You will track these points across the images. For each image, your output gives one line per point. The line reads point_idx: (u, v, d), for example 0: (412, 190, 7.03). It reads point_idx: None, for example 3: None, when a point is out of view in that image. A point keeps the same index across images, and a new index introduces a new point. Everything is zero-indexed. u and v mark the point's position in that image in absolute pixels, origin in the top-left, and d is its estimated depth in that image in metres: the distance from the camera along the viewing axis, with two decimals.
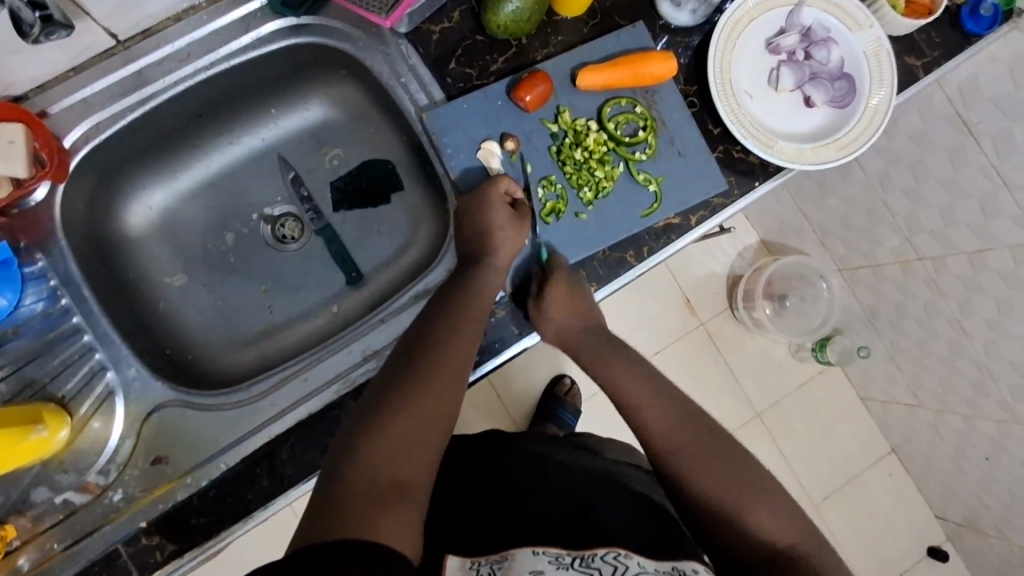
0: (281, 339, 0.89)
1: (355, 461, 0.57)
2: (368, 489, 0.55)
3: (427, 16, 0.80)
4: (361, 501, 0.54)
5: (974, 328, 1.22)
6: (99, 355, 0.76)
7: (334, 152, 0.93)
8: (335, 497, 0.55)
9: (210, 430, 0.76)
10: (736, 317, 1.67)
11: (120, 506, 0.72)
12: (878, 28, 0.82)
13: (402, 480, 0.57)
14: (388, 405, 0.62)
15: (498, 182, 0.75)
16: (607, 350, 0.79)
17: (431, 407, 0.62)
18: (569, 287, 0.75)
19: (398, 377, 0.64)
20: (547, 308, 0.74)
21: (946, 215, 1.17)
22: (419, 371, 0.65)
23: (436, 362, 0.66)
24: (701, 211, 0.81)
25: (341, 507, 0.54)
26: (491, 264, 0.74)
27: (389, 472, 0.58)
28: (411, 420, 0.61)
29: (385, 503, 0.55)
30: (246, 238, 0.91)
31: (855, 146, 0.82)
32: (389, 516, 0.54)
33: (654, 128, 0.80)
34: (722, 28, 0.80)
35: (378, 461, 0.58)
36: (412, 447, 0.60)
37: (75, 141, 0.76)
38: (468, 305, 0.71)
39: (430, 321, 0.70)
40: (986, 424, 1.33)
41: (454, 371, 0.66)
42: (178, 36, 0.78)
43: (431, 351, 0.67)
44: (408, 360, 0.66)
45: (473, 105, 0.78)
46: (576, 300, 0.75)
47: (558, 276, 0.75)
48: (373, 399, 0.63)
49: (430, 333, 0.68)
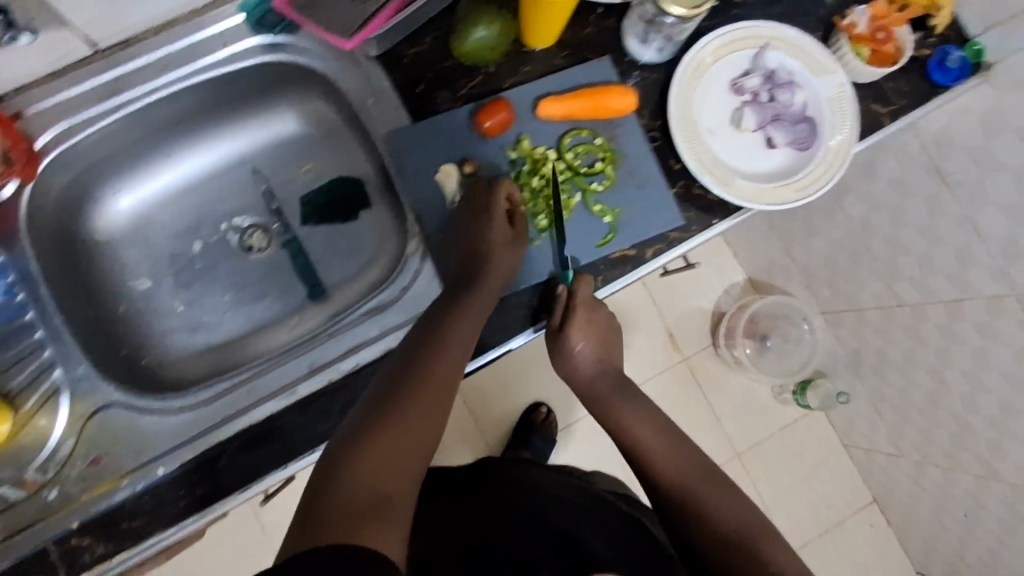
0: (239, 348, 0.90)
1: (343, 474, 0.57)
2: (356, 502, 0.55)
3: (399, 39, 0.82)
4: (355, 512, 0.54)
5: (953, 378, 1.21)
6: (50, 352, 0.77)
7: (311, 166, 0.94)
8: (320, 511, 0.54)
9: (152, 433, 0.76)
10: (718, 354, 1.66)
11: (55, 505, 0.72)
12: (842, 74, 0.83)
13: (386, 497, 0.57)
14: (377, 422, 0.61)
15: (496, 188, 0.76)
16: (617, 391, 0.81)
17: (417, 423, 0.63)
18: (592, 310, 0.77)
19: (388, 391, 0.65)
20: (568, 331, 0.76)
21: (924, 263, 1.16)
22: (407, 391, 0.65)
23: (425, 376, 0.66)
24: (659, 244, 0.80)
25: (330, 521, 0.53)
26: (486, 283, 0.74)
27: (372, 489, 0.57)
28: (399, 434, 0.61)
29: (373, 517, 0.54)
30: (214, 246, 0.93)
31: (814, 188, 0.82)
32: (382, 528, 0.53)
33: (610, 160, 0.80)
34: (685, 67, 0.82)
35: (365, 476, 0.57)
36: (399, 463, 0.60)
37: (47, 143, 0.78)
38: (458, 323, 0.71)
39: (420, 339, 0.70)
40: (966, 479, 1.30)
41: (439, 393, 0.66)
42: (156, 47, 0.81)
43: (419, 371, 0.67)
44: (398, 374, 0.67)
45: (436, 128, 0.79)
46: (594, 320, 0.77)
47: (580, 302, 0.76)
48: (365, 412, 0.63)
49: (424, 347, 0.69)
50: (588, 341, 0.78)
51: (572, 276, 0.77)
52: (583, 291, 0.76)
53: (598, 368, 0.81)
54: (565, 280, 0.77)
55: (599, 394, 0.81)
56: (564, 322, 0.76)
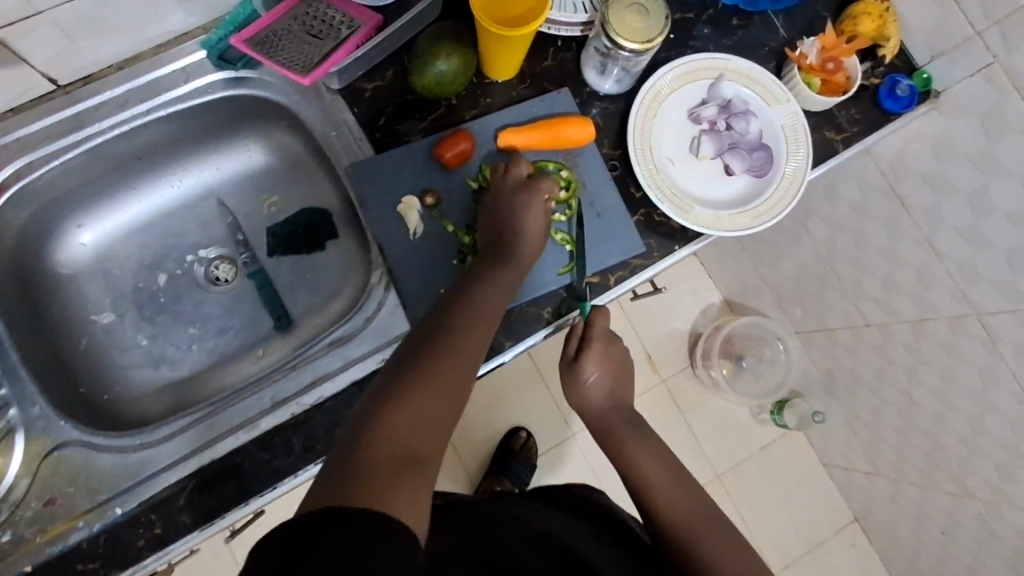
0: (203, 382, 0.89)
1: (386, 419, 0.54)
2: (393, 454, 0.51)
3: (360, 73, 0.83)
4: (395, 463, 0.51)
5: (922, 397, 1.22)
6: (5, 390, 0.75)
7: (273, 199, 0.95)
8: (357, 458, 0.50)
9: (109, 471, 0.74)
10: (695, 375, 1.67)
11: (7, 548, 0.70)
12: (794, 103, 0.85)
13: (424, 452, 0.53)
14: (414, 380, 0.57)
15: (542, 180, 0.76)
16: (630, 427, 0.80)
17: (461, 381, 0.60)
18: (608, 343, 0.80)
19: (432, 340, 0.62)
20: (582, 360, 0.78)
21: (887, 283, 1.18)
22: (447, 350, 0.61)
23: (467, 332, 0.63)
24: (620, 271, 0.82)
25: (363, 472, 0.49)
26: (515, 262, 0.73)
27: (412, 442, 0.54)
28: (443, 388, 0.58)
29: (410, 472, 0.51)
30: (179, 279, 0.92)
31: (771, 215, 0.83)
32: (416, 487, 0.50)
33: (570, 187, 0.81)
34: (642, 98, 0.84)
35: (407, 426, 0.54)
36: (438, 421, 0.56)
37: (6, 178, 0.78)
38: (491, 293, 0.69)
39: (459, 298, 0.67)
40: (942, 496, 1.31)
41: (475, 357, 0.62)
42: (118, 83, 0.81)
43: (459, 330, 0.63)
44: (440, 326, 0.64)
45: (398, 159, 0.80)
46: (609, 355, 0.80)
47: (596, 335, 0.79)
48: (409, 358, 0.60)
49: (461, 302, 0.66)
50: (602, 375, 0.79)
51: (589, 310, 0.80)
52: (599, 325, 0.79)
53: (612, 401, 0.80)
54: (582, 313, 0.79)
55: (609, 427, 0.80)
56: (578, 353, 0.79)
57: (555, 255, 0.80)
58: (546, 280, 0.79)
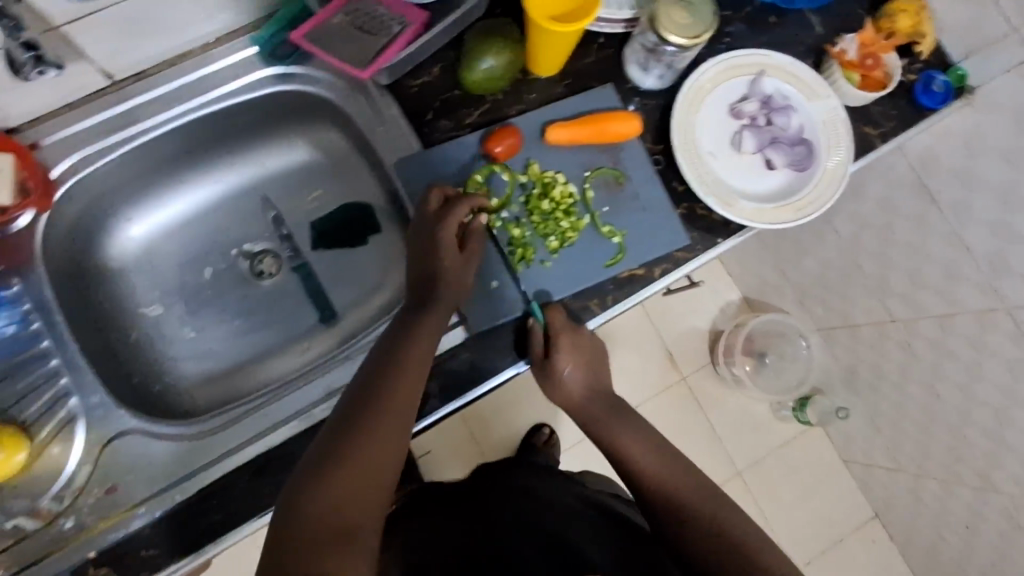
0: (249, 374, 0.90)
1: (313, 497, 0.56)
2: (322, 528, 0.54)
3: (407, 70, 0.84)
4: (323, 537, 0.53)
5: (947, 392, 1.23)
6: (65, 380, 0.77)
7: (315, 194, 0.96)
8: (289, 539, 0.53)
9: (168, 459, 0.76)
10: (716, 372, 1.68)
11: (70, 534, 0.72)
12: (834, 99, 0.87)
13: (353, 521, 0.56)
14: (345, 445, 0.60)
15: (456, 208, 0.74)
16: (610, 414, 0.79)
17: (387, 445, 0.62)
18: (574, 335, 0.77)
19: (358, 408, 0.64)
20: (552, 359, 0.76)
21: (914, 279, 1.19)
22: (374, 411, 0.63)
23: (390, 395, 0.65)
24: (665, 264, 0.83)
25: (295, 553, 0.52)
26: (443, 294, 0.74)
27: (341, 513, 0.56)
28: (368, 455, 0.60)
29: (340, 543, 0.53)
30: (225, 272, 0.93)
31: (811, 210, 0.85)
32: (346, 554, 0.53)
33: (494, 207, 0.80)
34: (686, 93, 0.85)
35: (335, 500, 0.56)
36: (366, 486, 0.59)
37: (62, 172, 0.79)
38: (421, 339, 0.71)
39: (383, 356, 0.69)
40: (964, 491, 1.30)
41: (407, 408, 0.65)
42: (170, 79, 0.82)
43: (390, 386, 0.66)
44: (366, 391, 0.65)
45: (447, 155, 0.82)
46: (579, 346, 0.77)
47: (561, 333, 0.76)
48: (335, 431, 0.62)
49: (385, 362, 0.68)
50: (575, 367, 0.77)
51: (540, 309, 0.78)
52: (557, 321, 0.77)
53: (591, 387, 0.79)
54: (534, 315, 0.78)
55: (593, 416, 0.79)
56: (547, 350, 0.76)
57: (585, 257, 0.81)
58: (571, 288, 0.80)
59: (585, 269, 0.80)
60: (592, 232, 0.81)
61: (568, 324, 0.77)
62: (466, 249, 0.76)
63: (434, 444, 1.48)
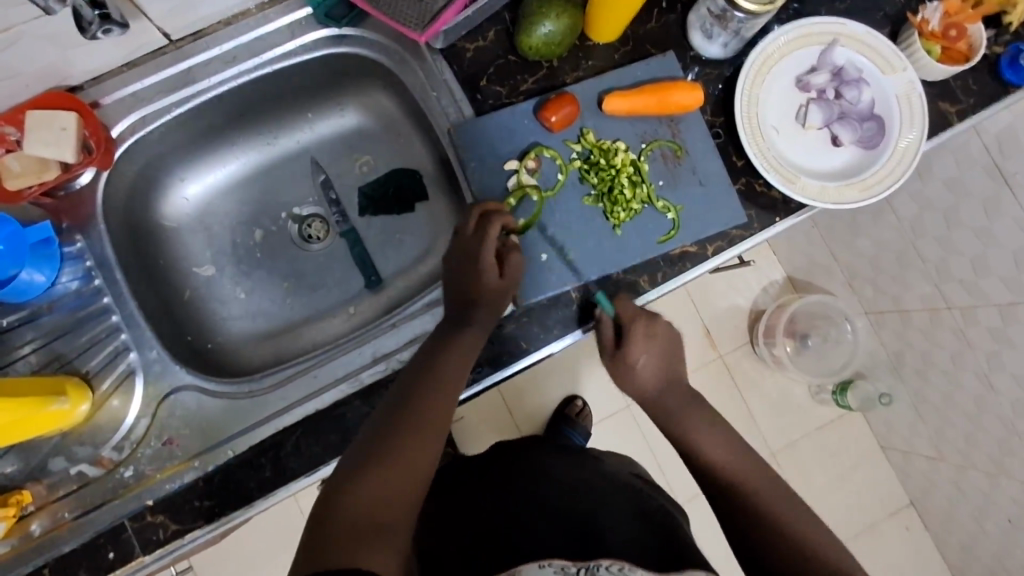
0: (297, 336, 0.91)
1: (350, 496, 0.58)
2: (351, 526, 0.55)
3: (463, 33, 0.82)
4: (353, 532, 0.55)
5: (1002, 382, 1.17)
6: (125, 335, 0.79)
7: (364, 159, 0.96)
8: (324, 529, 0.55)
9: (221, 416, 0.78)
10: (756, 352, 1.64)
11: (130, 483, 0.75)
12: (912, 72, 0.82)
13: (384, 519, 0.57)
14: (370, 460, 0.61)
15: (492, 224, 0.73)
16: (688, 404, 0.79)
17: (421, 446, 0.63)
18: (648, 328, 0.76)
19: (396, 409, 0.66)
20: (627, 348, 0.76)
21: (977, 264, 1.14)
22: (404, 424, 0.64)
23: (426, 395, 0.67)
24: (719, 242, 0.81)
25: (328, 541, 0.54)
26: (482, 313, 0.73)
27: (373, 512, 0.57)
28: (403, 456, 0.62)
29: (370, 538, 0.55)
30: (274, 235, 0.94)
31: (880, 188, 0.81)
32: (375, 548, 0.54)
33: (521, 234, 0.77)
34: (752, 62, 0.81)
35: (370, 498, 0.58)
36: (400, 486, 0.60)
37: (122, 132, 0.80)
38: (453, 346, 0.71)
39: (430, 352, 0.71)
40: (1011, 485, 1.25)
41: (445, 417, 0.67)
42: (226, 39, 0.82)
43: (418, 405, 0.66)
44: (410, 386, 0.68)
45: (501, 122, 0.79)
46: (655, 337, 0.77)
47: (634, 323, 0.76)
48: (373, 430, 0.64)
49: (427, 360, 0.70)
50: (650, 355, 0.78)
51: (608, 299, 0.77)
52: (627, 309, 0.77)
53: (668, 382, 0.79)
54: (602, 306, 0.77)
55: (668, 407, 0.79)
56: (621, 340, 0.77)
57: (640, 232, 0.79)
58: (642, 253, 0.78)
59: (644, 247, 0.79)
60: (647, 207, 0.79)
61: (639, 312, 0.77)
62: (505, 272, 0.74)
63: (468, 411, 1.48)
